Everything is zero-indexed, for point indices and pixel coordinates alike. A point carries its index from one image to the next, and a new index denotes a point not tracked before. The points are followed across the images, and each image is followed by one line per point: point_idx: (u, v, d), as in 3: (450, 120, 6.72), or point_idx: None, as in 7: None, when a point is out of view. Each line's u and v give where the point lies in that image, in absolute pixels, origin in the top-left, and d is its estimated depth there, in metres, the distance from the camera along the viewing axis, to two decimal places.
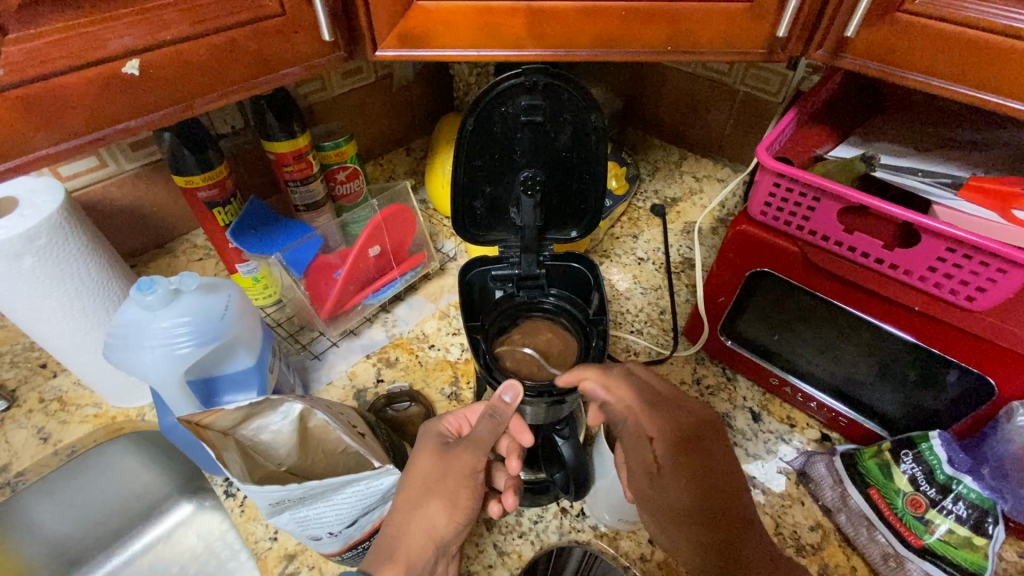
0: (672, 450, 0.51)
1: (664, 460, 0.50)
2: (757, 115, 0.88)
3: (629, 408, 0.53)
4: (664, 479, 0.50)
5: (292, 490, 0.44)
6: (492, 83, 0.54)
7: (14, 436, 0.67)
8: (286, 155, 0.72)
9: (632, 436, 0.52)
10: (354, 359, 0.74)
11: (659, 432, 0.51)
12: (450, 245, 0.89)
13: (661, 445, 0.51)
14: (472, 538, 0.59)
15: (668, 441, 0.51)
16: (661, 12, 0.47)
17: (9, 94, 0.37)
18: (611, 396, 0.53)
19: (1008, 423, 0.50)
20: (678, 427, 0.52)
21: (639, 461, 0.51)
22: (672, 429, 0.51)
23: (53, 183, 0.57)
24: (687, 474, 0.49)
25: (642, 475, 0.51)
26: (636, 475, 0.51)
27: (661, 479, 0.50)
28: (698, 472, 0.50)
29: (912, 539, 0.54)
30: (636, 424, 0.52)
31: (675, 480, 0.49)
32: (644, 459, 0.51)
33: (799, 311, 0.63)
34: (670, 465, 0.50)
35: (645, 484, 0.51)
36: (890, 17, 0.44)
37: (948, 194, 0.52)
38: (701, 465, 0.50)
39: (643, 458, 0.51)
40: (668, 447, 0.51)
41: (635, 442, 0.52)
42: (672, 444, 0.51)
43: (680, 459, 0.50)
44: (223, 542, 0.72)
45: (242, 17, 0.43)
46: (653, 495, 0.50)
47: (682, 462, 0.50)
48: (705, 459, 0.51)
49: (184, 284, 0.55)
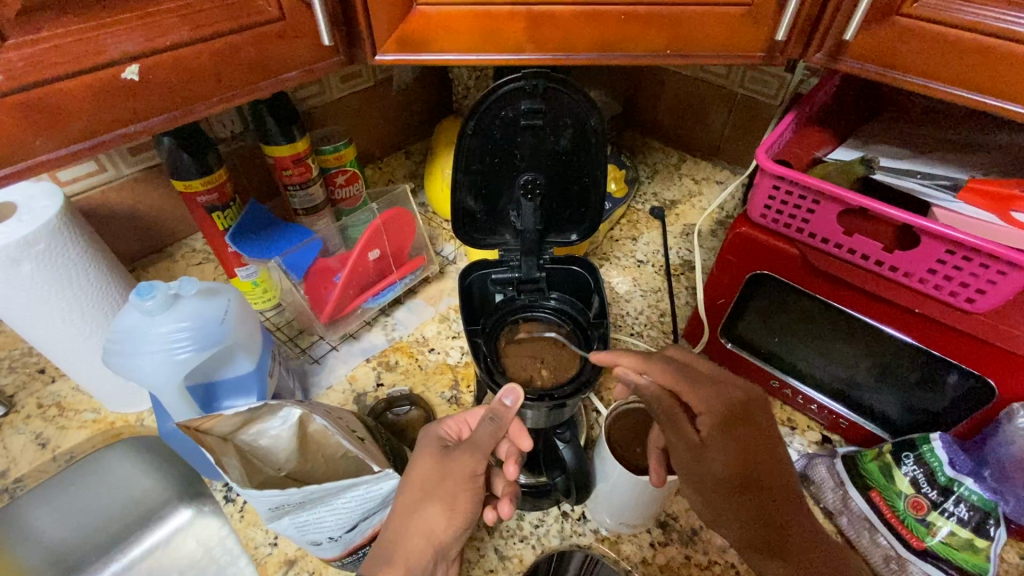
0: (720, 423, 0.50)
1: (710, 434, 0.50)
2: (756, 118, 0.89)
3: (666, 390, 0.52)
4: (709, 452, 0.49)
5: (292, 495, 0.44)
6: (491, 87, 0.54)
7: (11, 442, 0.66)
8: (285, 159, 0.72)
9: (667, 412, 0.51)
10: (353, 362, 0.74)
11: (707, 408, 0.50)
12: (450, 248, 0.89)
13: (707, 419, 0.50)
14: (472, 543, 0.59)
15: (716, 415, 0.50)
16: (660, 16, 0.47)
17: (8, 100, 0.37)
18: (645, 379, 0.52)
19: (1008, 425, 0.50)
20: (727, 402, 0.51)
21: (680, 435, 0.50)
22: (720, 404, 0.50)
23: (52, 189, 0.57)
24: (736, 446, 0.49)
25: (685, 447, 0.50)
26: (676, 447, 0.51)
27: (705, 452, 0.49)
28: (745, 448, 0.49)
29: (914, 541, 0.54)
30: (675, 400, 0.51)
31: (721, 453, 0.49)
32: (684, 433, 0.50)
33: (798, 312, 0.63)
34: (717, 439, 0.49)
35: (686, 455, 0.50)
36: (889, 20, 0.44)
37: (947, 196, 0.52)
38: (752, 439, 0.50)
39: (684, 432, 0.50)
40: (715, 422, 0.50)
41: (671, 418, 0.51)
42: (719, 418, 0.50)
43: (727, 432, 0.50)
44: (223, 548, 0.72)
45: (239, 23, 0.43)
46: (695, 467, 0.50)
47: (729, 434, 0.49)
48: (753, 435, 0.50)
49: (184, 289, 0.55)
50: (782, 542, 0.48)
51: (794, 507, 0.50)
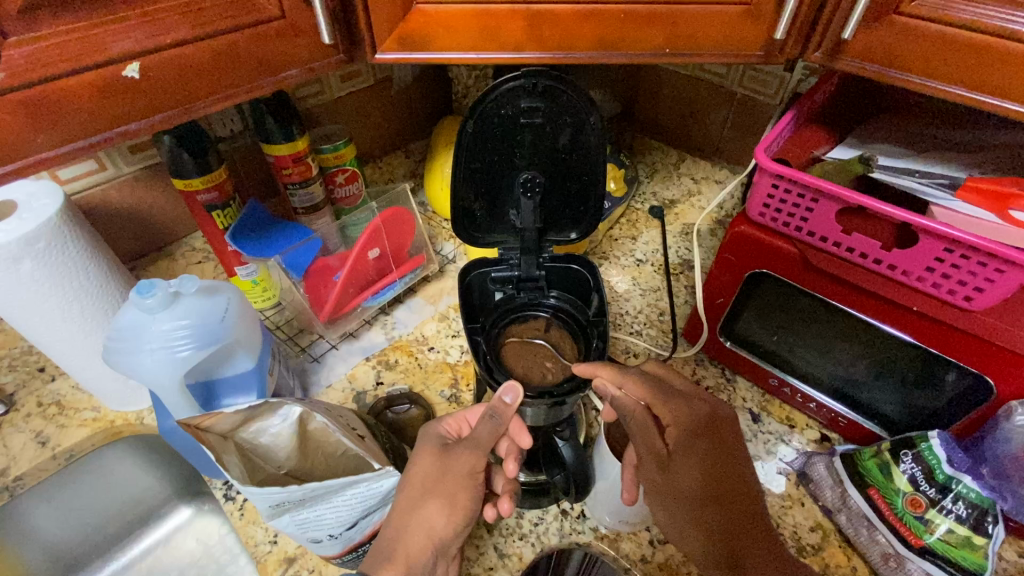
0: (686, 436, 0.51)
1: (676, 445, 0.51)
2: (755, 118, 0.89)
3: (640, 402, 0.52)
4: (675, 464, 0.50)
5: (293, 492, 0.44)
6: (490, 86, 0.54)
7: (12, 441, 0.67)
8: (285, 158, 0.72)
9: (641, 427, 0.52)
10: (353, 361, 0.74)
11: (675, 421, 0.52)
12: (450, 247, 0.89)
13: (674, 432, 0.51)
14: (471, 541, 0.59)
15: (683, 428, 0.51)
16: (658, 15, 0.48)
17: (10, 97, 0.37)
18: (628, 389, 0.52)
19: (1006, 423, 0.51)
20: (695, 416, 0.52)
21: (651, 448, 0.51)
22: (688, 417, 0.52)
23: (52, 187, 0.57)
24: (699, 460, 0.50)
25: (654, 461, 0.51)
26: (646, 462, 0.51)
27: (672, 465, 0.50)
28: (710, 460, 0.50)
29: (913, 538, 0.54)
30: (646, 415, 0.52)
31: (686, 466, 0.50)
32: (655, 447, 0.51)
33: (797, 311, 0.63)
34: (682, 451, 0.51)
35: (655, 471, 0.51)
36: (887, 19, 0.44)
37: (945, 194, 0.52)
38: (715, 453, 0.51)
39: (654, 445, 0.51)
40: (682, 434, 0.51)
41: (644, 433, 0.52)
42: (686, 432, 0.51)
43: (691, 445, 0.51)
44: (222, 547, 0.72)
45: (239, 21, 0.43)
46: (663, 482, 0.51)
47: (696, 448, 0.51)
48: (717, 450, 0.51)
49: (184, 287, 0.55)
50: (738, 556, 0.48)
51: (754, 524, 0.49)
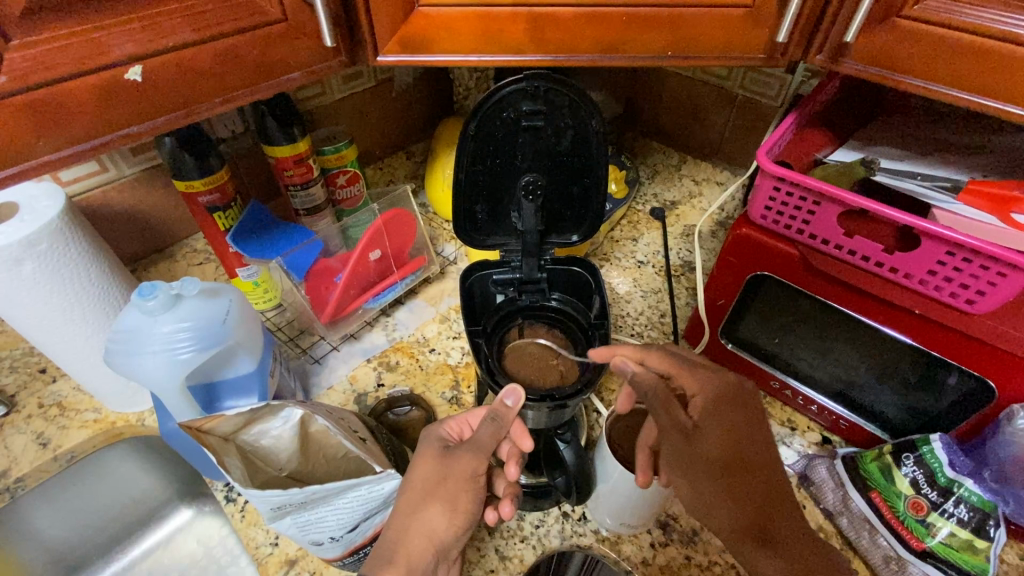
0: (712, 402, 0.51)
1: (704, 413, 0.51)
2: (755, 119, 0.89)
3: (658, 381, 0.50)
4: (701, 433, 0.50)
5: (293, 495, 0.44)
6: (492, 90, 0.55)
7: (13, 442, 0.66)
8: (286, 160, 0.72)
9: (663, 401, 0.50)
10: (354, 363, 0.74)
11: (701, 389, 0.52)
12: (450, 248, 0.89)
13: (701, 400, 0.51)
14: (472, 543, 0.59)
15: (709, 396, 0.51)
16: (660, 18, 0.48)
17: (13, 100, 0.37)
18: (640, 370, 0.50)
19: (1008, 426, 0.50)
20: (722, 386, 0.52)
21: (674, 421, 0.50)
22: (713, 385, 0.52)
23: (53, 189, 0.57)
24: (724, 427, 0.51)
25: (678, 433, 0.50)
26: (670, 434, 0.50)
27: (699, 434, 0.50)
28: (734, 430, 0.51)
29: (914, 542, 0.54)
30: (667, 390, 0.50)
31: (711, 435, 0.50)
32: (679, 420, 0.50)
33: (799, 313, 0.63)
34: (709, 420, 0.51)
35: (680, 442, 0.50)
36: (890, 22, 0.44)
37: (948, 198, 0.52)
38: (740, 422, 0.51)
39: (678, 417, 0.50)
40: (709, 401, 0.51)
41: (666, 404, 0.50)
42: (713, 399, 0.51)
43: (714, 415, 0.51)
44: (223, 548, 0.73)
45: (241, 23, 0.43)
46: (689, 452, 0.50)
47: (722, 415, 0.51)
48: (740, 418, 0.52)
49: (186, 289, 0.55)
50: (766, 528, 0.49)
51: (778, 498, 0.51)
